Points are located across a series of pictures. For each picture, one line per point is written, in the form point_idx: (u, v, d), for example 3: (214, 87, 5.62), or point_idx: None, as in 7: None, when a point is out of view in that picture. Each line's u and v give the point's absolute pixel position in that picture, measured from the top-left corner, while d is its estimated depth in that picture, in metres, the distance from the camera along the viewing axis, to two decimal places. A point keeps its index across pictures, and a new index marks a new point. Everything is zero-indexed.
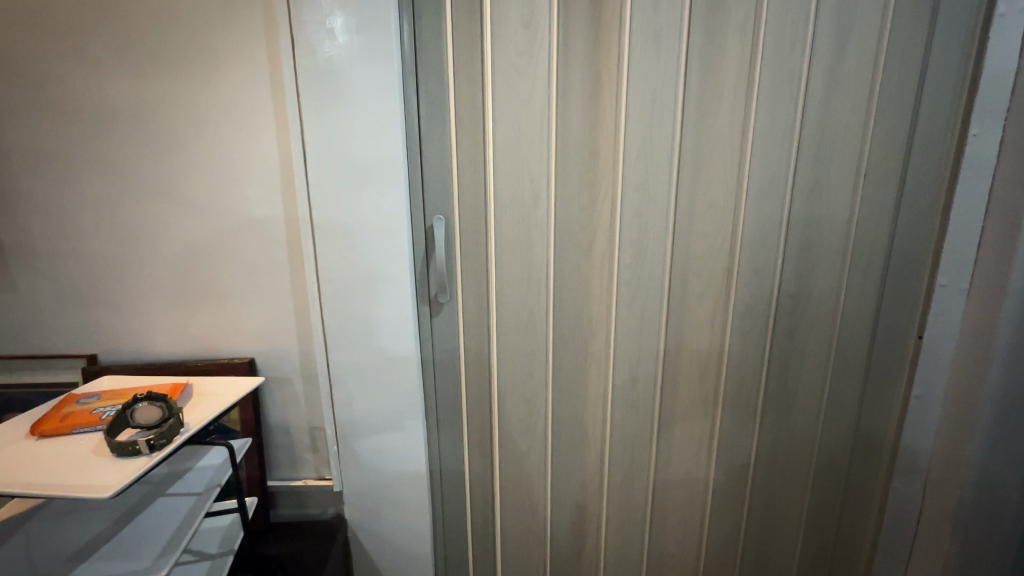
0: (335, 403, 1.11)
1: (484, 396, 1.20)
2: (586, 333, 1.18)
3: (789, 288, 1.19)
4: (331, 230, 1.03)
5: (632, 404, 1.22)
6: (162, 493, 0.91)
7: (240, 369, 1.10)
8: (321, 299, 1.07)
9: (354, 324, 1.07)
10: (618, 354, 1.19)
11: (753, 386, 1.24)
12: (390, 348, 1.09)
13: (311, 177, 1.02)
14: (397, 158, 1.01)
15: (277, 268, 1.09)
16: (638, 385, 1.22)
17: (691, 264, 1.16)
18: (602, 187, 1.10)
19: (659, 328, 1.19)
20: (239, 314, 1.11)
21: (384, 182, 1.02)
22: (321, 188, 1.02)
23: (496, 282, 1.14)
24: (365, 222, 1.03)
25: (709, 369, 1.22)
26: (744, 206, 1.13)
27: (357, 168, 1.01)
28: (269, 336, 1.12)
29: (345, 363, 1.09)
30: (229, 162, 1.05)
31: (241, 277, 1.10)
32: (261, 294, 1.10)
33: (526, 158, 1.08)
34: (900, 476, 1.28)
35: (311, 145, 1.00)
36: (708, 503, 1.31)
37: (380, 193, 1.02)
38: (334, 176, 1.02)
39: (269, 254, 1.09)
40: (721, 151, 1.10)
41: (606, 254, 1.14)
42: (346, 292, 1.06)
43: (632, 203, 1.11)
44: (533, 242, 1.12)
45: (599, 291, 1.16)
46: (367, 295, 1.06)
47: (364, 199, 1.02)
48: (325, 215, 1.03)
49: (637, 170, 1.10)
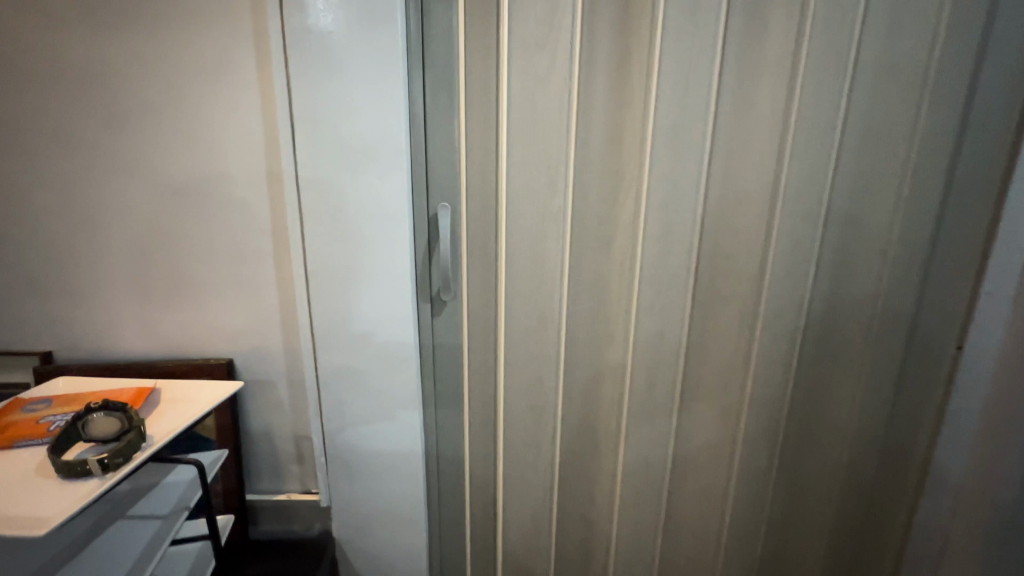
0: (324, 410, 1.00)
1: (489, 402, 1.10)
2: (604, 336, 1.08)
3: (822, 291, 1.09)
4: (322, 216, 0.92)
5: (650, 414, 1.13)
6: (122, 515, 0.79)
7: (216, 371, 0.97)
8: (309, 295, 0.95)
9: (346, 323, 0.96)
10: (637, 360, 1.09)
11: (778, 396, 1.15)
12: (385, 351, 0.98)
13: (300, 157, 0.90)
14: (399, 137, 0.89)
15: (260, 259, 0.97)
16: (657, 395, 1.12)
17: (719, 264, 1.06)
18: (627, 175, 1.00)
19: (683, 333, 1.09)
20: (218, 310, 0.99)
21: (384, 165, 0.90)
22: (311, 169, 0.90)
23: (506, 279, 1.03)
24: (359, 210, 0.92)
25: (733, 377, 1.13)
26: (782, 199, 1.02)
27: (353, 148, 0.89)
28: (249, 335, 0.99)
29: (335, 366, 0.97)
30: (207, 139, 0.93)
31: (221, 268, 0.98)
32: (243, 288, 0.99)
33: (544, 143, 0.97)
34: (928, 494, 1.19)
35: (301, 120, 0.88)
36: (726, 518, 1.22)
37: (377, 177, 0.90)
38: (327, 157, 0.90)
39: (252, 243, 0.97)
40: (758, 141, 1.00)
41: (628, 251, 1.03)
42: (336, 287, 0.94)
43: (659, 194, 1.01)
44: (549, 235, 1.02)
45: (619, 291, 1.05)
46: (361, 290, 0.95)
47: (361, 182, 0.91)
48: (314, 199, 0.91)
49: (665, 159, 0.99)
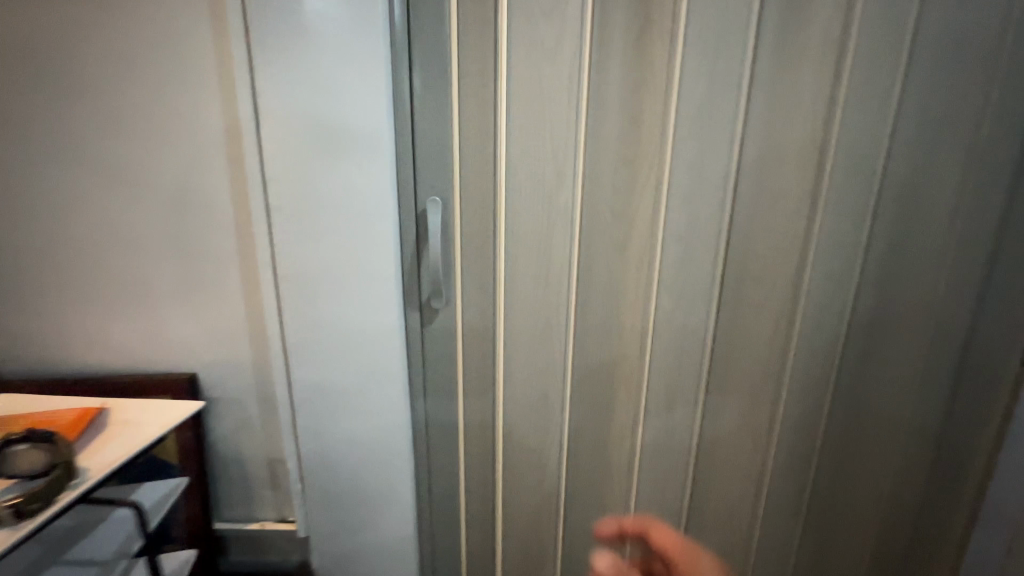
0: (299, 431, 0.88)
1: (487, 420, 0.98)
2: (618, 346, 0.95)
3: (868, 298, 0.96)
4: (294, 210, 0.79)
5: (668, 434, 1.00)
6: (54, 561, 0.67)
7: (176, 388, 0.85)
8: (280, 301, 0.83)
9: (322, 334, 0.84)
10: (654, 375, 0.97)
11: (810, 414, 1.02)
12: (369, 364, 0.86)
13: (268, 142, 0.78)
14: (381, 119, 0.76)
15: (224, 260, 0.84)
16: (676, 413, 0.99)
17: (750, 267, 0.93)
18: (644, 164, 0.87)
19: (706, 343, 0.96)
20: (179, 318, 0.87)
21: (364, 153, 0.78)
22: (280, 155, 0.78)
23: (506, 283, 0.91)
24: (338, 204, 0.79)
25: (761, 394, 1.00)
26: (824, 193, 0.89)
27: (327, 133, 0.77)
28: (212, 349, 0.86)
29: (308, 384, 0.85)
30: (159, 121, 0.80)
31: (182, 270, 0.86)
32: (207, 293, 0.86)
33: (549, 125, 0.84)
34: (984, 531, 1.04)
35: (267, 100, 0.76)
36: (752, 548, 1.09)
37: (356, 166, 0.78)
38: (299, 141, 0.77)
39: (214, 240, 0.84)
40: (799, 125, 0.86)
41: (646, 250, 0.91)
42: (312, 292, 0.82)
43: (683, 186, 0.87)
44: (556, 231, 0.89)
45: (634, 297, 0.93)
46: (340, 296, 0.83)
47: (337, 173, 0.78)
48: (286, 190, 0.79)
49: (691, 147, 0.85)
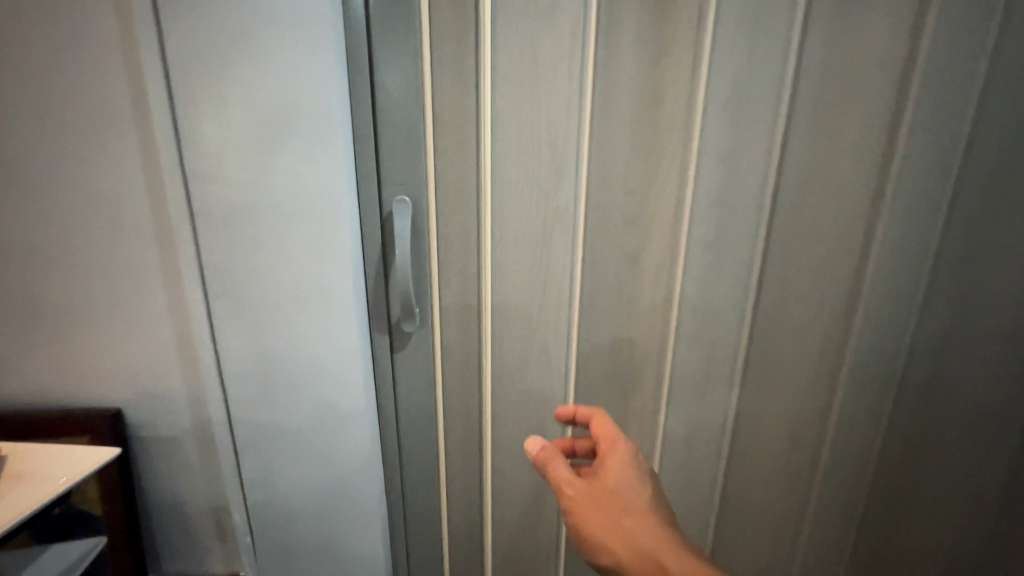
0: (243, 481, 0.73)
1: (474, 461, 0.82)
2: (629, 373, 0.80)
3: (950, 321, 0.76)
4: (222, 219, 0.63)
5: (688, 475, 0.85)
6: None
7: (97, 429, 0.70)
8: (211, 329, 0.67)
9: (266, 364, 0.68)
10: (672, 408, 0.81)
11: (858, 463, 0.84)
12: (328, 402, 0.71)
13: (183, 131, 0.61)
14: (330, 99, 0.61)
15: (138, 282, 0.67)
16: (697, 452, 0.84)
17: (793, 282, 0.76)
18: (662, 155, 0.70)
19: (735, 371, 0.80)
20: (88, 355, 0.70)
21: (309, 139, 0.62)
22: (201, 149, 0.61)
23: (495, 299, 0.76)
24: (278, 209, 0.63)
25: (801, 435, 0.82)
26: (888, 189, 0.71)
27: (262, 114, 0.61)
28: (134, 386, 0.71)
29: (253, 423, 0.70)
30: (42, 110, 0.62)
31: (87, 297, 0.68)
32: (119, 324, 0.69)
33: (545, 108, 0.68)
34: None
35: (182, 73, 0.59)
36: None
37: (301, 157, 0.62)
38: (225, 130, 0.61)
39: (124, 259, 0.66)
40: (859, 107, 0.68)
41: (663, 260, 0.75)
42: (251, 318, 0.66)
43: (711, 182, 0.71)
44: (554, 237, 0.73)
45: (648, 315, 0.77)
46: (288, 322, 0.67)
47: (277, 164, 0.62)
48: (209, 194, 0.62)
49: (722, 134, 0.69)
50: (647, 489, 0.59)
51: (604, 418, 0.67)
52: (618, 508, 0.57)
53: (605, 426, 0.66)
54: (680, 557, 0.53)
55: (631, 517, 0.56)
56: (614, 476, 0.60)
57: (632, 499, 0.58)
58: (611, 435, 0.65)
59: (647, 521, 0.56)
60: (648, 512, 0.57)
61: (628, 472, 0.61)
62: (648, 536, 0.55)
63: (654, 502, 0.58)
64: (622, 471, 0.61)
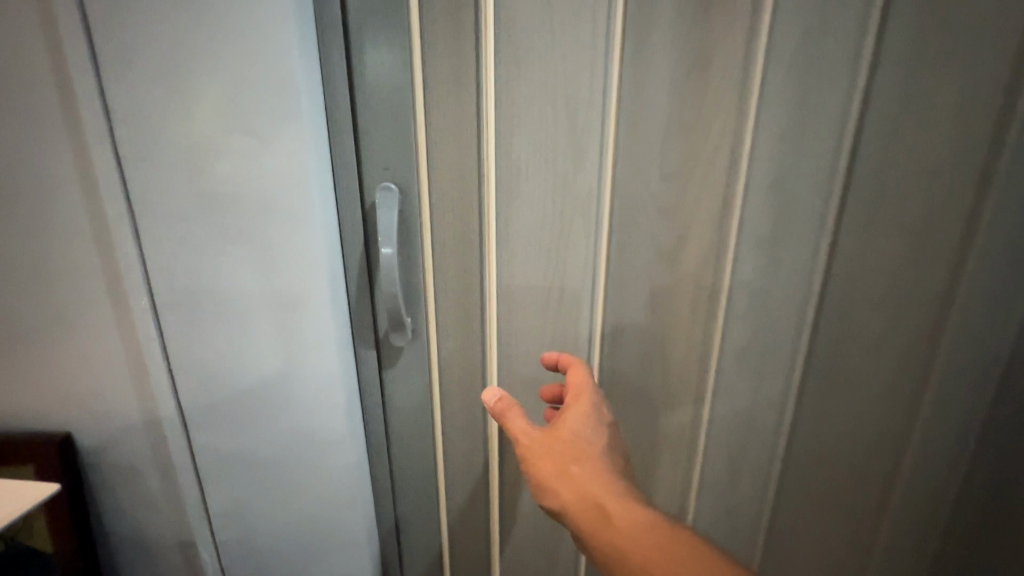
0: (210, 516, 0.64)
1: (480, 491, 0.72)
2: (660, 391, 0.69)
3: None
4: (169, 216, 0.52)
5: (727, 506, 0.74)
6: None
7: (43, 458, 0.60)
8: (164, 348, 0.56)
9: (227, 386, 0.57)
10: (710, 431, 0.70)
11: (935, 507, 0.69)
12: (305, 431, 0.60)
13: (117, 110, 0.50)
14: (293, 67, 0.48)
15: (75, 292, 0.56)
16: (742, 480, 0.72)
17: (865, 289, 0.62)
18: (706, 133, 0.58)
19: (788, 391, 0.68)
20: (25, 376, 0.60)
21: (265, 114, 0.49)
22: (139, 131, 0.50)
23: (501, 307, 0.64)
24: (235, 205, 0.52)
25: (867, 469, 0.70)
26: (995, 174, 0.56)
27: (208, 84, 0.49)
28: (84, 408, 0.61)
29: (217, 452, 0.60)
30: None
31: (15, 311, 0.57)
32: (58, 343, 0.58)
33: (561, 77, 0.56)
34: None
35: (111, 34, 0.48)
36: None
37: (256, 137, 0.50)
38: (166, 107, 0.49)
39: (59, 266, 0.55)
40: (963, 69, 0.54)
41: (706, 261, 0.63)
42: (210, 335, 0.56)
43: (766, 167, 0.58)
44: (572, 233, 0.62)
45: (685, 325, 0.66)
46: (253, 340, 0.56)
47: (229, 147, 0.50)
48: (153, 186, 0.51)
49: (779, 109, 0.56)
50: (608, 446, 0.52)
51: (579, 368, 0.58)
52: (572, 461, 0.50)
53: (576, 375, 0.57)
54: (633, 514, 0.47)
55: (585, 472, 0.49)
56: (574, 427, 0.52)
57: (590, 452, 0.51)
58: (579, 387, 0.56)
59: (601, 475, 0.49)
60: (605, 468, 0.50)
61: (590, 426, 0.53)
62: (601, 492, 0.48)
63: (613, 459, 0.52)
64: (584, 426, 0.53)
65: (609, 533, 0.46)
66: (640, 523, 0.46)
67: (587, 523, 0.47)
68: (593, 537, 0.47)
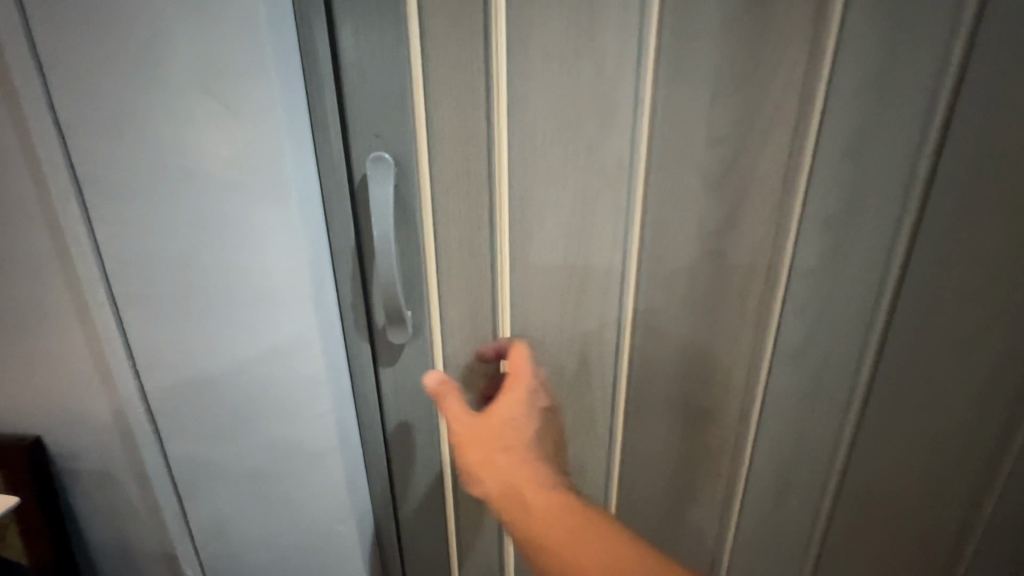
0: (192, 529, 0.58)
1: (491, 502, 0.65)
2: (698, 395, 0.60)
3: None
4: (120, 198, 0.44)
5: (771, 524, 0.65)
6: None
7: (12, 464, 0.55)
8: (129, 348, 0.50)
9: (202, 389, 0.51)
10: (754, 442, 0.61)
11: None
12: (291, 441, 0.53)
13: (47, 66, 0.40)
14: (257, 13, 0.39)
15: (31, 283, 0.50)
16: (791, 496, 0.63)
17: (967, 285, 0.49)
18: (767, 91, 0.48)
19: (850, 397, 0.58)
20: None
21: (224, 74, 0.40)
22: (76, 95, 0.41)
23: (515, 299, 0.56)
24: (197, 185, 0.43)
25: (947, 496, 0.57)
26: None
27: (151, 34, 0.39)
28: (54, 410, 0.55)
29: (196, 460, 0.54)
30: None
31: None
32: (16, 339, 0.52)
33: (591, 24, 0.46)
34: None
35: None
36: None
37: (214, 103, 0.41)
38: (105, 63, 0.40)
39: (9, 254, 0.49)
40: None
41: (757, 248, 0.53)
42: (180, 335, 0.49)
43: (840, 131, 0.48)
44: (600, 213, 0.52)
45: (730, 321, 0.56)
46: (228, 340, 0.49)
47: (183, 115, 0.41)
48: (99, 163, 0.43)
49: (863, 61, 0.45)
50: (540, 434, 0.49)
51: (522, 352, 0.52)
52: (504, 451, 0.47)
53: (517, 360, 0.52)
54: (555, 507, 0.45)
55: (515, 460, 0.47)
56: (510, 416, 0.48)
57: (523, 443, 0.48)
58: (518, 372, 0.51)
59: (529, 465, 0.47)
60: (533, 457, 0.48)
61: (525, 415, 0.49)
62: (527, 482, 0.46)
63: (544, 446, 0.49)
64: (520, 417, 0.48)
65: (529, 526, 0.44)
66: (562, 517, 0.44)
67: (508, 514, 0.46)
68: (513, 526, 0.45)
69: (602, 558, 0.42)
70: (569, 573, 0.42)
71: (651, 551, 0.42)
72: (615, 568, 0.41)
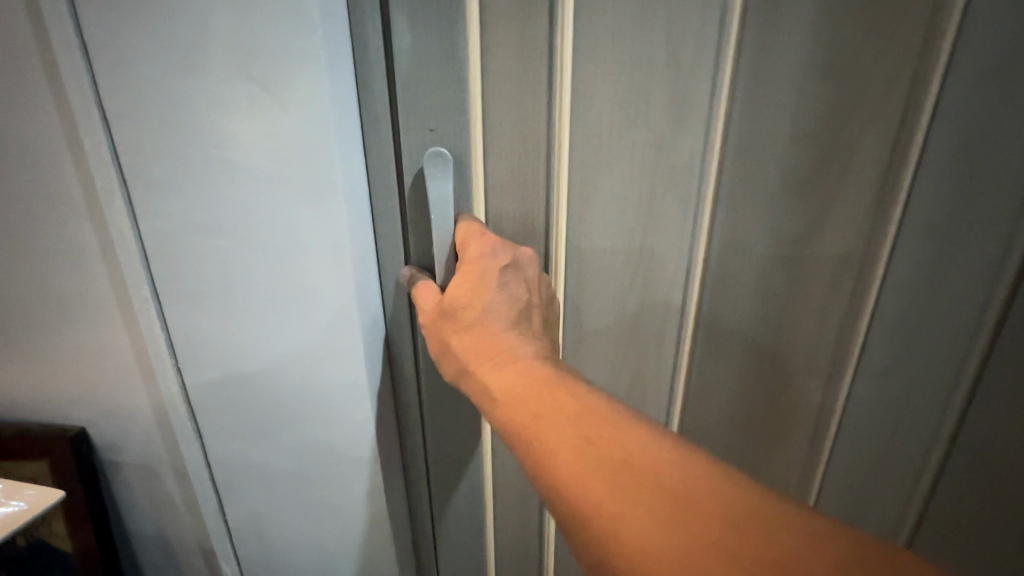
0: (230, 528, 0.57)
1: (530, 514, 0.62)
2: (762, 402, 0.58)
3: None
4: (167, 194, 0.42)
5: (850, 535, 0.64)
6: None
7: (58, 453, 0.55)
8: (171, 346, 0.49)
9: (243, 391, 0.50)
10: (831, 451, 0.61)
11: None
12: (331, 448, 0.52)
13: (93, 58, 0.39)
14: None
15: (78, 277, 0.49)
16: (872, 503, 0.62)
17: None
18: (861, 90, 0.45)
19: (940, 416, 0.56)
20: (32, 365, 0.54)
21: (273, 66, 0.38)
22: (123, 91, 0.39)
23: (569, 305, 0.52)
24: (243, 181, 0.41)
25: None
26: None
27: (197, 23, 0.37)
28: (100, 402, 0.55)
29: (235, 461, 0.53)
30: None
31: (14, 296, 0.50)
32: (62, 331, 0.52)
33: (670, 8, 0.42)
34: None
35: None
36: None
37: (260, 94, 0.39)
38: (153, 52, 0.38)
39: (55, 246, 0.48)
40: None
41: (837, 258, 0.51)
42: (224, 335, 0.47)
43: (944, 139, 0.46)
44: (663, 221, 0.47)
45: (806, 331, 0.55)
46: (273, 342, 0.47)
47: (227, 105, 0.39)
48: (145, 155, 0.41)
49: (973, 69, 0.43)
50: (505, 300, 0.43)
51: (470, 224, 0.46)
52: (455, 325, 0.43)
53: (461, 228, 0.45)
54: (511, 380, 0.39)
55: (473, 332, 0.42)
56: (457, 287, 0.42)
57: (482, 315, 0.42)
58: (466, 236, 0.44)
59: (490, 337, 0.42)
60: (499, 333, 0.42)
61: (476, 280, 0.42)
62: (487, 348, 0.41)
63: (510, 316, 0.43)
64: (467, 283, 0.42)
65: (489, 402, 0.40)
66: (524, 385, 0.39)
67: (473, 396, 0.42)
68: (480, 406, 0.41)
69: (562, 433, 0.35)
70: (531, 448, 0.36)
71: (642, 426, 0.35)
72: (579, 448, 0.34)
